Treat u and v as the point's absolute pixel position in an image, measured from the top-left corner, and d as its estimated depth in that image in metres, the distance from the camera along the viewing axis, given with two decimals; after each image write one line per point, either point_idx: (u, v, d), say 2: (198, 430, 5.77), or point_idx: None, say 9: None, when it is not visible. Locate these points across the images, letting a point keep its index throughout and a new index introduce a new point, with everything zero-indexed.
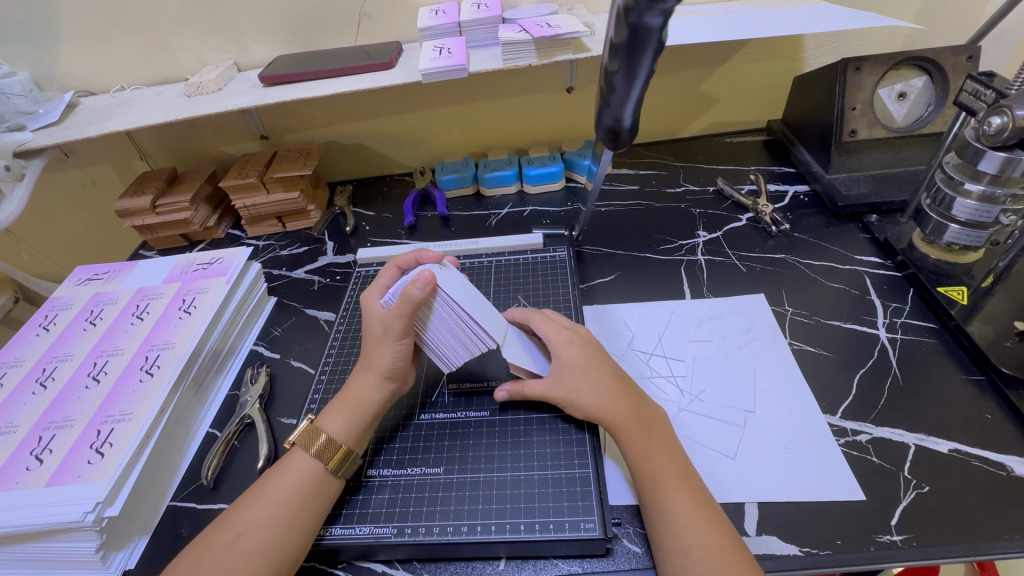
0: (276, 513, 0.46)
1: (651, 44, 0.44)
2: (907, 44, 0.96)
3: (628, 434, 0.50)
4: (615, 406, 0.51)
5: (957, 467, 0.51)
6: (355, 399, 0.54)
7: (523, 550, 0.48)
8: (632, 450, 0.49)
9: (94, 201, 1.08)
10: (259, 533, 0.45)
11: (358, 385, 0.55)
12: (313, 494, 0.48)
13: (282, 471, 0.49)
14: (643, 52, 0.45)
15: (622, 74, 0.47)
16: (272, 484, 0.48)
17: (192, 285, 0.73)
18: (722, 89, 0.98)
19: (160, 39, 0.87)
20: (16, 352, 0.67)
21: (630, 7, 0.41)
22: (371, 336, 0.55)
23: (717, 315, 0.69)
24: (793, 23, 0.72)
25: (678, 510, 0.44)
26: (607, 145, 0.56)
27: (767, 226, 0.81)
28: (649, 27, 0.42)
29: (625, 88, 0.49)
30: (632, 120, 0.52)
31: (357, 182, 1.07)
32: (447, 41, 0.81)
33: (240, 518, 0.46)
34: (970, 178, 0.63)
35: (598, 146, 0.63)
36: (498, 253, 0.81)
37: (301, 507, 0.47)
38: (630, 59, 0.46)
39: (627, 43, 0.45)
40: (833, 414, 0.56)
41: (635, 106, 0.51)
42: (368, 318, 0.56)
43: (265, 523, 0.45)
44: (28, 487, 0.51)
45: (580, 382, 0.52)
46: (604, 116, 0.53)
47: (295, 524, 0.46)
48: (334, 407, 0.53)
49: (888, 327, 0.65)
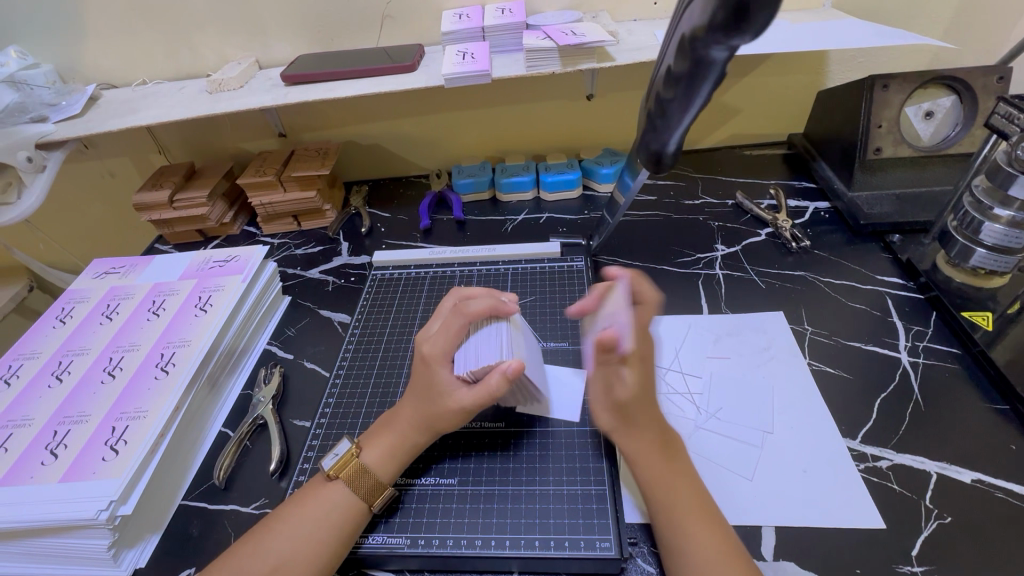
0: (311, 544, 0.45)
1: (712, 76, 0.41)
2: (934, 62, 0.95)
3: (649, 462, 0.49)
4: (642, 432, 0.50)
5: (980, 498, 0.50)
6: (403, 444, 0.52)
7: (537, 565, 0.47)
8: (652, 478, 0.48)
9: (111, 192, 1.08)
10: (295, 561, 0.44)
11: (406, 425, 0.53)
12: (353, 526, 0.48)
13: (320, 500, 0.48)
14: (701, 83, 0.42)
15: (677, 102, 0.46)
16: (306, 513, 0.47)
17: (209, 282, 0.74)
18: (743, 101, 0.98)
19: (184, 35, 0.87)
20: (33, 343, 0.68)
21: (697, 38, 0.39)
22: (443, 409, 0.51)
23: (735, 332, 0.68)
24: (822, 38, 0.71)
25: (700, 542, 0.44)
26: (648, 167, 0.54)
27: (787, 242, 0.80)
28: (713, 60, 0.40)
29: (677, 114, 0.47)
30: (677, 147, 0.50)
31: (373, 183, 1.07)
32: (470, 45, 0.81)
33: (271, 544, 0.45)
34: (1000, 203, 0.63)
35: (634, 162, 0.63)
36: (515, 260, 0.80)
37: (338, 534, 0.47)
38: (688, 87, 0.44)
39: (687, 74, 0.43)
40: (853, 438, 0.56)
41: (682, 135, 0.49)
42: (443, 388, 0.52)
43: (297, 549, 0.45)
44: (42, 482, 0.51)
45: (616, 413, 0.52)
46: (650, 139, 0.53)
47: (332, 555, 0.46)
48: (378, 444, 0.52)
49: (910, 350, 0.64)
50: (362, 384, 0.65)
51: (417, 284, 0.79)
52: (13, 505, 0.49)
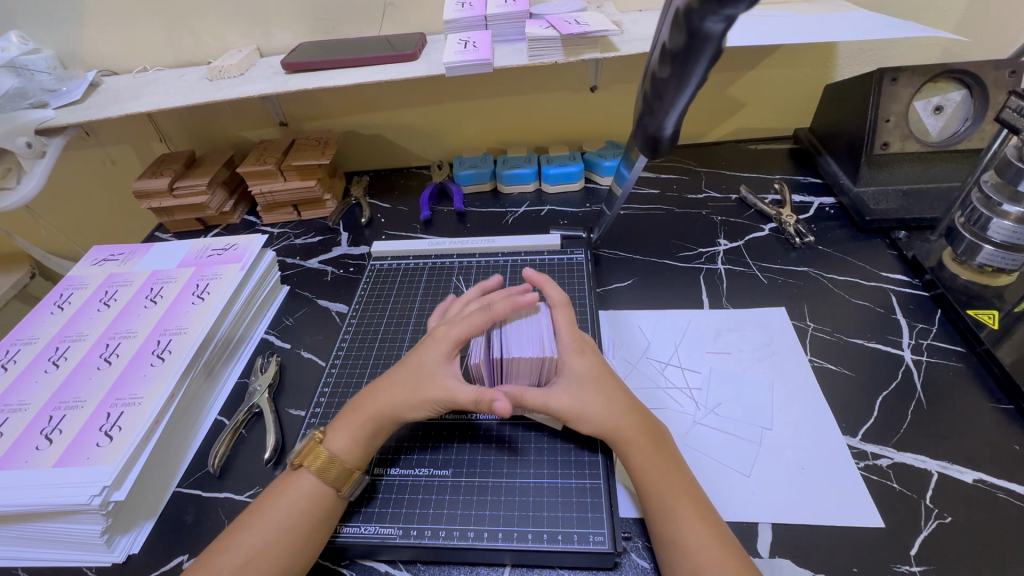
0: (283, 534, 0.45)
1: (708, 50, 0.41)
2: (945, 56, 0.93)
3: (638, 453, 0.48)
4: (628, 422, 0.49)
5: (982, 498, 0.49)
6: (366, 426, 0.52)
7: (530, 558, 0.47)
8: (641, 469, 0.48)
9: (112, 180, 1.08)
10: (264, 554, 0.44)
11: (371, 407, 0.53)
12: (324, 517, 0.47)
13: (291, 493, 0.48)
14: (697, 59, 0.42)
15: (673, 80, 0.45)
16: (279, 503, 0.47)
17: (206, 270, 0.73)
18: (749, 94, 0.96)
19: (185, 21, 0.87)
20: (31, 329, 0.68)
21: (691, 9, 0.38)
22: (420, 391, 0.51)
23: (736, 327, 0.67)
24: (830, 29, 0.70)
25: (690, 530, 0.43)
26: (644, 152, 0.54)
27: (790, 237, 0.79)
28: (709, 32, 0.39)
29: (673, 96, 0.46)
30: (674, 128, 0.50)
31: (374, 173, 1.06)
32: (472, 34, 0.80)
33: (241, 538, 0.45)
34: (1009, 199, 0.62)
35: (632, 153, 0.62)
36: (514, 252, 0.80)
37: (309, 526, 0.46)
38: (683, 65, 0.43)
39: (682, 49, 0.42)
40: (854, 435, 0.55)
41: (678, 115, 0.48)
42: (434, 370, 0.52)
43: (265, 543, 0.44)
44: (36, 466, 0.51)
45: (588, 398, 0.50)
46: (646, 123, 0.51)
47: (304, 547, 0.45)
48: (347, 423, 0.52)
49: (913, 347, 0.63)
50: (357, 374, 0.65)
51: (415, 275, 0.79)
52: (8, 489, 0.49)
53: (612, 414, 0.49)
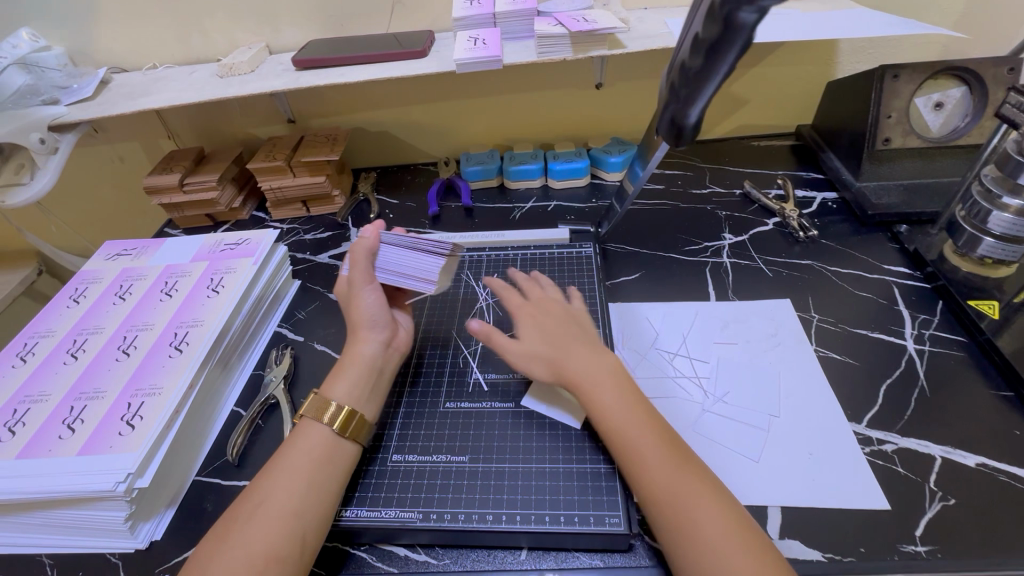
0: (298, 480, 0.47)
1: (739, 42, 0.42)
2: (945, 53, 0.95)
3: (622, 412, 0.50)
4: (615, 385, 0.52)
5: (985, 481, 0.50)
6: (354, 360, 0.56)
7: (546, 541, 0.48)
8: (625, 423, 0.49)
9: (120, 176, 1.09)
10: (279, 500, 0.46)
11: (354, 347, 0.57)
12: (333, 463, 0.49)
13: (304, 443, 0.50)
14: (729, 48, 0.42)
15: (704, 70, 0.46)
16: (292, 455, 0.49)
17: (221, 264, 0.74)
18: (752, 91, 0.98)
19: (195, 20, 0.88)
20: (47, 321, 0.68)
21: None
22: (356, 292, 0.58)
23: (741, 317, 0.69)
24: (833, 26, 0.71)
25: (678, 488, 0.44)
26: (669, 139, 0.55)
27: (794, 231, 0.81)
28: (741, 23, 0.40)
29: (702, 85, 0.47)
30: (697, 118, 0.51)
31: (381, 170, 1.07)
32: (481, 32, 0.81)
33: (261, 489, 0.47)
34: (1009, 191, 0.64)
35: (648, 150, 0.63)
36: (524, 246, 0.81)
37: (328, 476, 0.48)
38: (715, 54, 0.44)
39: (715, 39, 0.43)
40: (859, 422, 0.56)
41: (703, 107, 0.50)
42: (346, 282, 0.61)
43: (284, 491, 0.46)
44: (59, 454, 0.52)
45: (572, 351, 0.54)
46: (672, 111, 0.53)
47: (320, 497, 0.47)
48: (339, 374, 0.55)
49: (916, 338, 0.64)
50: None
51: None
52: (33, 477, 0.50)
53: (590, 373, 0.52)
